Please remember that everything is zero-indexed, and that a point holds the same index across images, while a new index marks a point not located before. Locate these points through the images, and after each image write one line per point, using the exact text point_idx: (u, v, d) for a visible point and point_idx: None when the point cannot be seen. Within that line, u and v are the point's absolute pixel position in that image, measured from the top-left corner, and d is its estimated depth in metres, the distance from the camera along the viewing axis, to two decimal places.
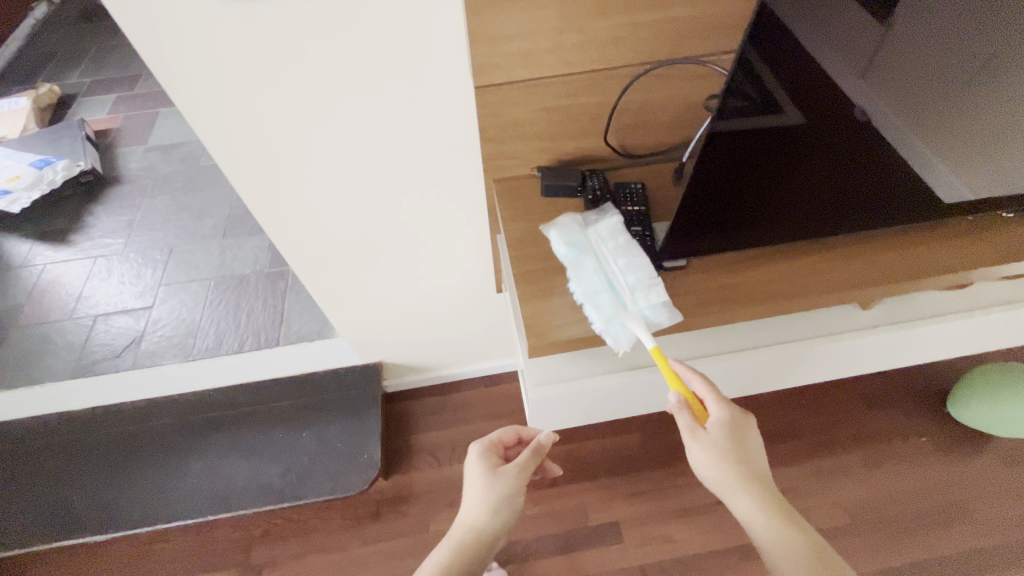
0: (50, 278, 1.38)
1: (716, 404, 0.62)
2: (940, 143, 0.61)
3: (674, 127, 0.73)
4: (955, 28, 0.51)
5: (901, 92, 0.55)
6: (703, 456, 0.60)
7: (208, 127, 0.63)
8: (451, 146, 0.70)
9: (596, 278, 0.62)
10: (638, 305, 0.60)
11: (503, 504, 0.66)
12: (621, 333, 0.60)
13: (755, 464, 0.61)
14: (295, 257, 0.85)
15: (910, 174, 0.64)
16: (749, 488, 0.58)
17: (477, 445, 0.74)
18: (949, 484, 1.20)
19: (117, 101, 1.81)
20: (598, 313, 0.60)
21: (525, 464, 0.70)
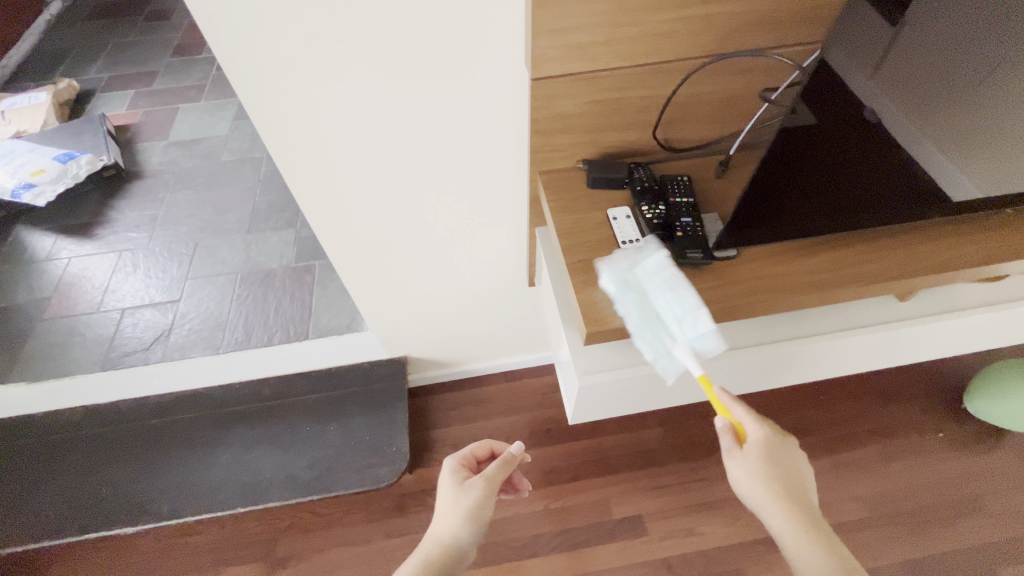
0: (75, 272, 1.39)
1: (754, 426, 0.64)
2: (950, 144, 0.62)
3: (717, 122, 0.74)
4: (955, 36, 0.55)
5: (908, 91, 0.58)
6: (738, 470, 0.63)
7: (268, 118, 0.65)
8: (503, 132, 0.72)
9: (644, 315, 0.62)
10: (688, 338, 0.61)
11: (471, 513, 0.72)
12: (669, 364, 0.62)
13: (793, 487, 0.62)
14: (336, 247, 0.86)
15: (926, 180, 0.65)
16: (782, 507, 0.60)
17: (450, 460, 0.82)
18: (964, 477, 1.22)
19: (136, 96, 1.81)
20: (648, 350, 0.61)
21: (491, 477, 0.76)
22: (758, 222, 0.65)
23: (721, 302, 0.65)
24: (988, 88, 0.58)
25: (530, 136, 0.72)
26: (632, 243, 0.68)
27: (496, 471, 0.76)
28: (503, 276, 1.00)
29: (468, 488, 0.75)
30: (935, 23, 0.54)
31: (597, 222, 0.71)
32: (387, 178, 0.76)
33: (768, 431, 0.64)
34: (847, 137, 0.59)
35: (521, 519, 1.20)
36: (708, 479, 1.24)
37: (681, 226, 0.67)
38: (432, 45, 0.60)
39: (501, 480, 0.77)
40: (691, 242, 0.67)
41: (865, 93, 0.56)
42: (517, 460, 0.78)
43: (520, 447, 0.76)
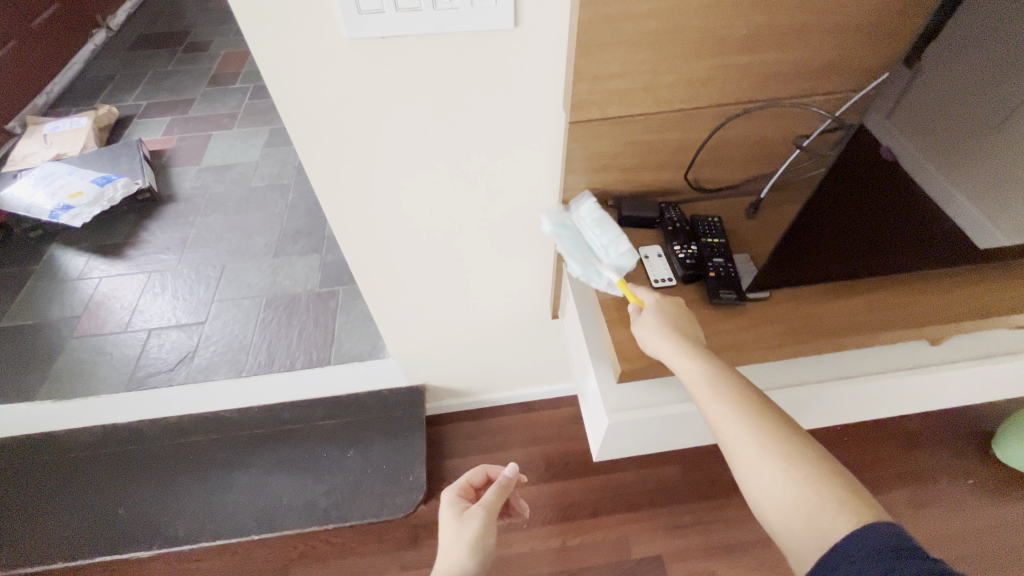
0: (106, 291, 1.42)
1: (646, 293, 0.65)
2: (975, 192, 0.60)
3: (748, 166, 0.76)
4: (975, 77, 0.53)
5: (928, 136, 0.56)
6: (645, 334, 0.60)
7: (312, 153, 0.67)
8: (538, 170, 0.74)
9: (575, 244, 0.70)
10: (613, 258, 0.69)
11: (474, 544, 0.71)
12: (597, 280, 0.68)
13: (694, 341, 0.59)
14: (368, 275, 0.88)
15: (954, 227, 0.64)
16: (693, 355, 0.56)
17: (448, 492, 0.82)
18: (997, 526, 1.18)
19: (171, 123, 1.89)
20: (579, 265, 0.68)
21: (491, 504, 0.76)
22: (794, 265, 0.65)
23: (756, 343, 0.65)
24: (1009, 131, 0.55)
25: (565, 174, 0.74)
26: (664, 281, 0.69)
27: (494, 498, 0.76)
28: (529, 308, 1.01)
29: (468, 518, 0.75)
30: (957, 62, 0.52)
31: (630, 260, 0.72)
32: (423, 210, 0.78)
33: (659, 298, 0.64)
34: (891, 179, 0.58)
35: (537, 555, 1.17)
36: (729, 520, 1.20)
37: (714, 267, 0.68)
38: (478, 90, 0.63)
39: (500, 506, 0.77)
40: (724, 283, 0.67)
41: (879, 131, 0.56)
42: (512, 482, 0.78)
43: (515, 469, 0.76)
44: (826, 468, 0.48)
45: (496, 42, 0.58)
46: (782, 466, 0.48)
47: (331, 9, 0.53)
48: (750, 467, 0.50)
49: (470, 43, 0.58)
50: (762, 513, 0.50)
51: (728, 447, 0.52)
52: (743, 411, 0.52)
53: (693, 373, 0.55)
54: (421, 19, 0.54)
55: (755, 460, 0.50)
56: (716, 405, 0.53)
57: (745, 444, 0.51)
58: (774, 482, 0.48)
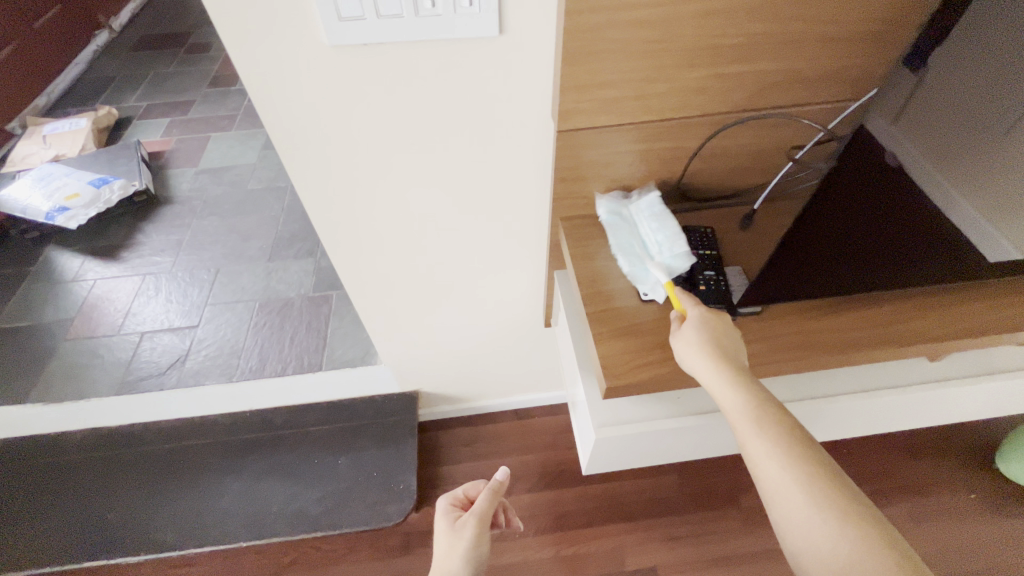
0: (100, 293, 1.42)
1: (692, 304, 0.61)
2: (985, 203, 0.58)
3: (740, 176, 0.75)
4: (983, 86, 0.53)
5: (935, 141, 0.57)
6: (684, 350, 0.58)
7: (296, 160, 0.66)
8: (527, 178, 0.73)
9: (628, 238, 0.69)
10: (665, 256, 0.66)
11: (468, 554, 0.70)
12: (644, 277, 0.66)
13: (741, 367, 0.55)
14: (355, 282, 0.87)
15: (962, 240, 0.62)
16: (738, 383, 0.54)
17: (442, 501, 0.80)
18: (1000, 542, 1.15)
19: (171, 124, 1.89)
20: (627, 260, 0.67)
21: (482, 510, 0.74)
22: (789, 279, 0.63)
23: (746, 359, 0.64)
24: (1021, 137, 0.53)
25: (554, 183, 0.72)
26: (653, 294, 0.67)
27: (485, 505, 0.75)
28: (521, 316, 0.99)
29: (460, 528, 0.73)
30: (958, 70, 0.55)
31: (619, 272, 0.71)
32: (411, 218, 0.77)
33: (705, 310, 0.60)
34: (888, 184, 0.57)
35: (530, 565, 1.15)
36: (725, 532, 1.18)
37: (704, 280, 0.66)
38: (464, 98, 0.61)
39: (491, 515, 0.75)
40: (714, 296, 0.66)
41: (887, 137, 0.58)
42: (503, 488, 0.77)
43: (506, 473, 0.76)
44: (877, 528, 0.45)
45: (481, 50, 0.57)
46: (815, 505, 0.47)
47: (311, 14, 0.52)
48: (789, 514, 0.48)
49: (456, 52, 0.57)
50: (795, 559, 0.48)
51: (766, 487, 0.50)
52: (790, 455, 0.50)
53: (737, 406, 0.53)
54: (403, 25, 0.53)
55: (795, 508, 0.48)
56: (760, 443, 0.51)
57: (790, 490, 0.48)
58: (817, 536, 0.46)
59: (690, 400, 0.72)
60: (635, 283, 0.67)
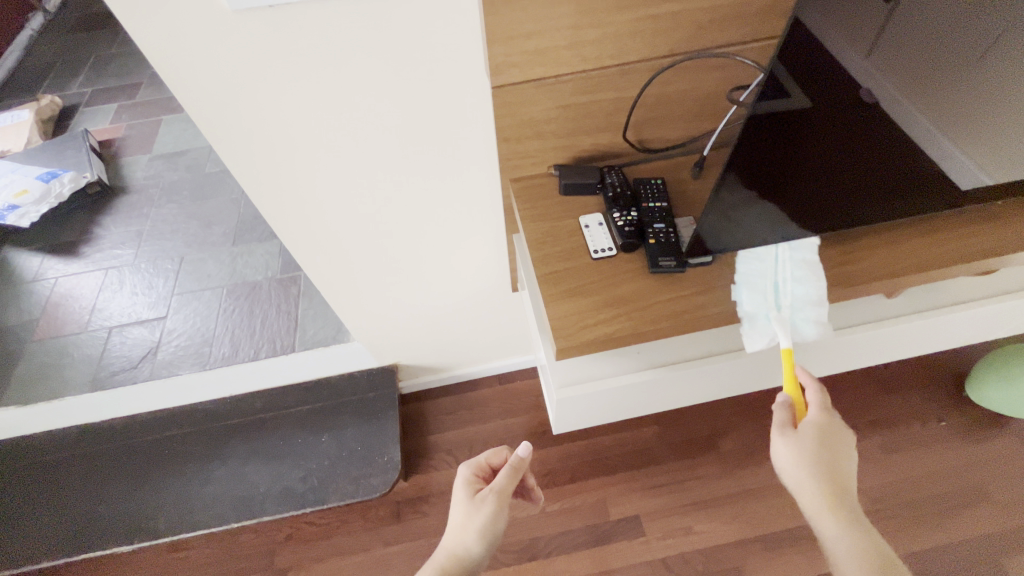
0: (63, 290, 1.40)
1: (816, 412, 0.64)
2: (946, 122, 0.58)
3: (691, 123, 0.73)
4: (955, 9, 0.50)
5: (904, 68, 0.53)
6: (788, 460, 0.62)
7: (224, 137, 0.62)
8: (469, 146, 0.70)
9: (762, 279, 0.65)
10: (795, 316, 0.63)
11: (483, 531, 0.69)
12: (763, 325, 0.63)
13: (851, 501, 0.59)
14: (308, 263, 0.85)
15: (923, 161, 0.62)
16: (848, 522, 0.58)
17: (463, 470, 0.79)
18: (970, 467, 1.20)
19: (119, 109, 1.81)
20: (751, 300, 0.63)
21: (501, 488, 0.73)
22: (740, 226, 0.63)
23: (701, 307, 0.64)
24: (998, 57, 0.52)
25: (497, 145, 0.71)
26: (605, 251, 0.67)
27: (506, 482, 0.73)
28: (484, 286, 0.99)
29: (479, 502, 0.72)
30: None
31: (570, 230, 0.70)
32: (359, 196, 0.75)
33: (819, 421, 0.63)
34: (853, 120, 0.55)
35: (518, 522, 1.18)
36: (705, 478, 1.22)
37: (654, 233, 0.67)
38: (384, 63, 0.58)
39: (512, 490, 0.74)
40: (664, 249, 0.66)
41: (858, 73, 0.51)
42: (525, 463, 0.75)
43: (528, 450, 0.73)
44: None
45: (399, 5, 0.54)
46: None
47: None
48: None
49: (374, 13, 0.54)
50: None
51: None
52: None
53: (845, 549, 0.58)
54: None
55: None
56: None
57: None
58: None
59: (646, 354, 0.73)
60: (750, 327, 0.63)
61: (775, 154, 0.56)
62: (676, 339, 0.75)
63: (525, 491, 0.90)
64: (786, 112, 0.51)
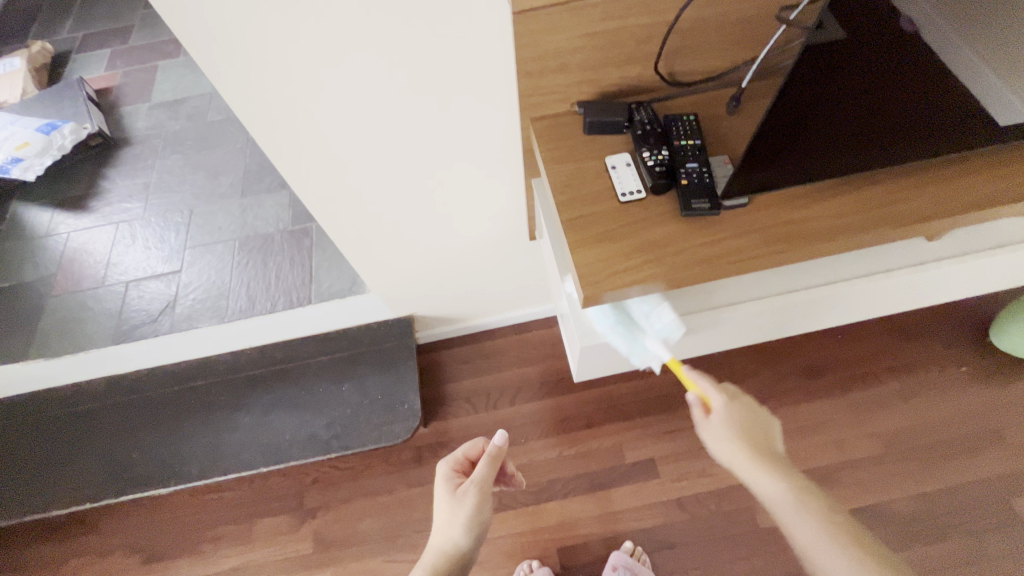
0: (76, 246, 1.40)
1: (715, 395, 0.71)
2: (994, 56, 0.54)
3: (727, 52, 0.68)
4: None
5: None
6: (712, 437, 0.69)
7: (228, 81, 0.59)
8: (486, 81, 0.65)
9: (616, 314, 0.70)
10: (655, 329, 0.70)
11: (469, 523, 0.70)
12: (643, 354, 0.70)
13: (774, 456, 0.65)
14: (323, 214, 0.83)
15: (967, 99, 0.58)
16: (768, 467, 0.63)
17: (442, 467, 0.77)
18: (988, 411, 1.19)
19: (113, 56, 1.74)
20: (624, 343, 0.69)
21: (483, 478, 0.73)
22: (773, 169, 0.60)
23: (733, 252, 0.61)
24: None
25: (518, 79, 0.66)
26: (633, 194, 0.64)
27: (487, 472, 0.73)
28: (501, 234, 0.96)
29: (461, 496, 0.72)
30: None
31: (596, 172, 0.67)
32: (371, 141, 0.71)
33: (728, 399, 0.70)
34: (896, 48, 0.51)
35: (536, 466, 1.21)
36: None
37: (686, 173, 0.63)
38: None
39: (494, 479, 0.74)
40: (696, 190, 0.62)
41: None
42: (503, 450, 0.74)
43: (505, 438, 0.71)
44: None
45: None
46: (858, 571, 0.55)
47: None
48: None
49: None
50: None
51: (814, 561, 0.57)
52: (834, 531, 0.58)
53: (773, 487, 0.62)
54: None
55: None
56: (801, 522, 0.59)
57: (834, 562, 0.56)
58: None
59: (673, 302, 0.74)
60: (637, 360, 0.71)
61: (811, 91, 0.52)
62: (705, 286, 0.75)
63: (506, 477, 0.89)
64: (821, 44, 0.48)
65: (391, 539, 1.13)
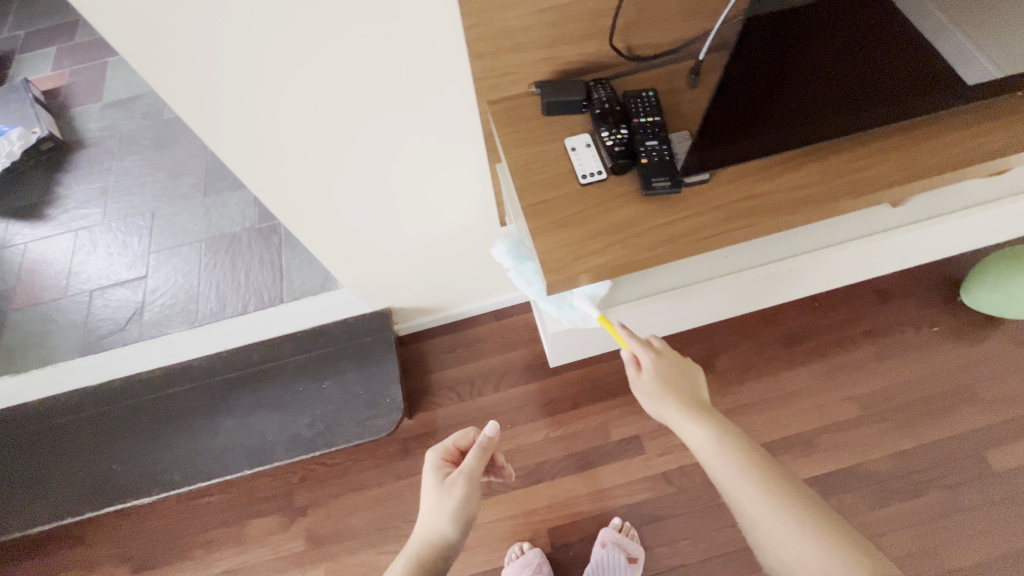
0: (35, 256, 1.35)
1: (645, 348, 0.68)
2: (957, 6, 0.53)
3: (684, 24, 0.66)
4: None
5: None
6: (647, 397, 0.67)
7: (164, 78, 0.56)
8: (440, 64, 0.63)
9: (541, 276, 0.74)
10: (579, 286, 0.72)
11: (456, 513, 0.69)
12: (572, 313, 0.72)
13: (705, 410, 0.64)
14: (287, 211, 0.79)
15: (927, 54, 0.57)
16: (700, 420, 0.62)
17: (431, 456, 0.77)
18: (960, 368, 1.22)
19: (58, 54, 1.66)
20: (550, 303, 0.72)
21: (472, 469, 0.72)
22: (733, 140, 0.58)
23: (697, 230, 0.60)
24: None
25: (471, 61, 0.63)
26: (593, 176, 0.63)
27: (476, 462, 0.73)
28: (470, 220, 0.94)
29: (450, 486, 0.71)
30: None
31: (556, 154, 0.65)
32: (326, 135, 0.68)
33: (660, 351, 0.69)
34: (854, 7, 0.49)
35: (523, 450, 1.22)
36: None
37: (646, 152, 0.61)
38: None
39: (483, 469, 0.74)
40: (657, 169, 0.61)
41: None
42: (494, 441, 0.74)
43: (496, 429, 0.72)
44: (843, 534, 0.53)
45: None
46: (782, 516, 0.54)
47: None
48: (773, 534, 0.54)
49: None
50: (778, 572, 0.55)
51: (743, 511, 0.57)
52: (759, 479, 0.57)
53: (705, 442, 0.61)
54: None
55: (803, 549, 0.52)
56: (729, 471, 0.58)
57: (760, 509, 0.55)
58: (786, 539, 0.53)
59: (642, 284, 0.74)
60: (568, 321, 0.73)
61: (770, 57, 0.50)
62: (676, 265, 0.75)
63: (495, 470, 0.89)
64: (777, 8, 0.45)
65: (383, 531, 1.14)
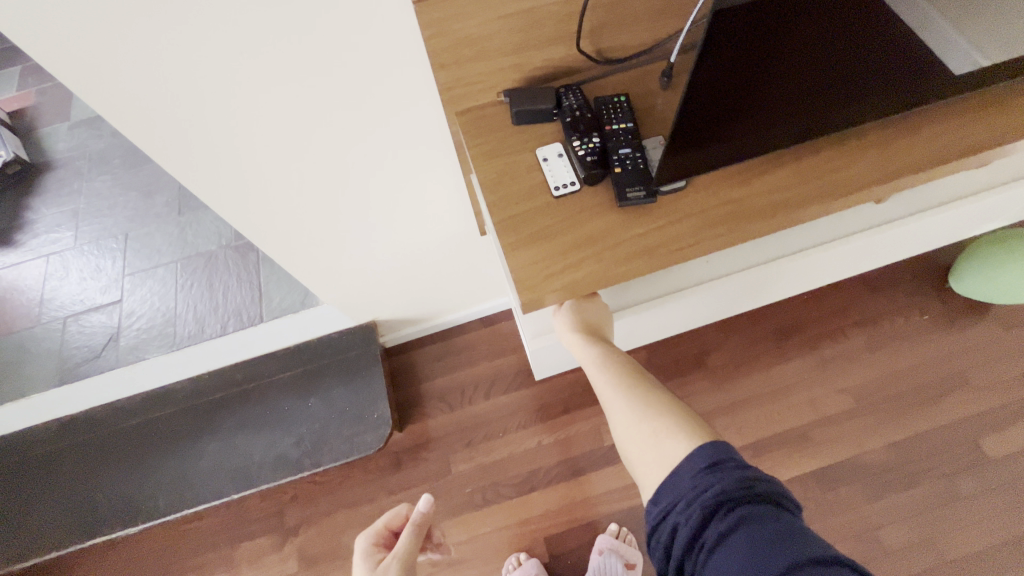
0: (6, 284, 1.31)
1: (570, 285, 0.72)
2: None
3: (654, 24, 0.64)
4: None
5: None
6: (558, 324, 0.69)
7: (109, 102, 0.53)
8: (400, 73, 0.60)
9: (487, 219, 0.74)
10: None
11: None
12: None
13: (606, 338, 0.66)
14: (256, 231, 0.77)
15: (914, 43, 0.55)
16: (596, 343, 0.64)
17: (361, 542, 0.74)
18: (951, 355, 1.21)
19: (23, 73, 1.62)
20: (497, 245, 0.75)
21: (405, 552, 0.69)
22: (709, 146, 0.56)
23: (675, 238, 0.58)
24: None
25: (434, 70, 0.61)
26: (567, 187, 0.60)
27: (409, 544, 0.71)
28: (449, 230, 0.92)
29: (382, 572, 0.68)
30: None
31: (528, 164, 0.63)
32: (288, 151, 0.66)
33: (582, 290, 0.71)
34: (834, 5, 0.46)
35: (517, 459, 1.20)
36: (695, 394, 1.23)
37: (620, 160, 0.60)
38: None
39: (417, 551, 0.71)
40: (632, 177, 0.59)
41: None
42: (427, 517, 0.73)
43: (428, 503, 0.72)
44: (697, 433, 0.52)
45: None
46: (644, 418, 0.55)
47: None
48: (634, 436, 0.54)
49: None
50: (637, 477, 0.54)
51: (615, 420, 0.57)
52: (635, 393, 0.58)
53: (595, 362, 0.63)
54: None
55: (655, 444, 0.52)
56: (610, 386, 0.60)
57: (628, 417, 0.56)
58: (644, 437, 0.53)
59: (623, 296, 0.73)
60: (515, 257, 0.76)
61: (746, 60, 0.47)
62: (658, 274, 0.73)
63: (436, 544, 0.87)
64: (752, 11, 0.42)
65: None
